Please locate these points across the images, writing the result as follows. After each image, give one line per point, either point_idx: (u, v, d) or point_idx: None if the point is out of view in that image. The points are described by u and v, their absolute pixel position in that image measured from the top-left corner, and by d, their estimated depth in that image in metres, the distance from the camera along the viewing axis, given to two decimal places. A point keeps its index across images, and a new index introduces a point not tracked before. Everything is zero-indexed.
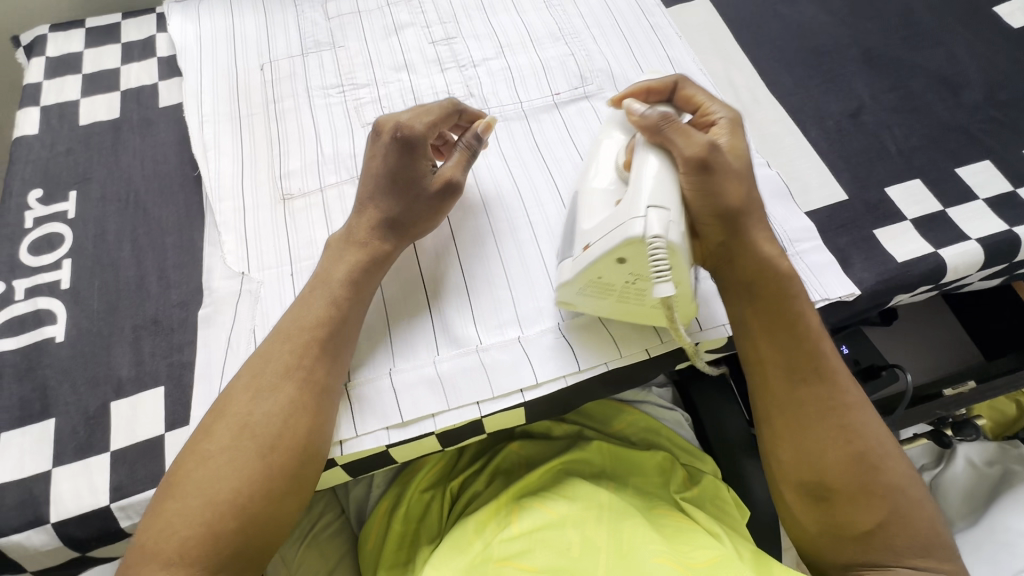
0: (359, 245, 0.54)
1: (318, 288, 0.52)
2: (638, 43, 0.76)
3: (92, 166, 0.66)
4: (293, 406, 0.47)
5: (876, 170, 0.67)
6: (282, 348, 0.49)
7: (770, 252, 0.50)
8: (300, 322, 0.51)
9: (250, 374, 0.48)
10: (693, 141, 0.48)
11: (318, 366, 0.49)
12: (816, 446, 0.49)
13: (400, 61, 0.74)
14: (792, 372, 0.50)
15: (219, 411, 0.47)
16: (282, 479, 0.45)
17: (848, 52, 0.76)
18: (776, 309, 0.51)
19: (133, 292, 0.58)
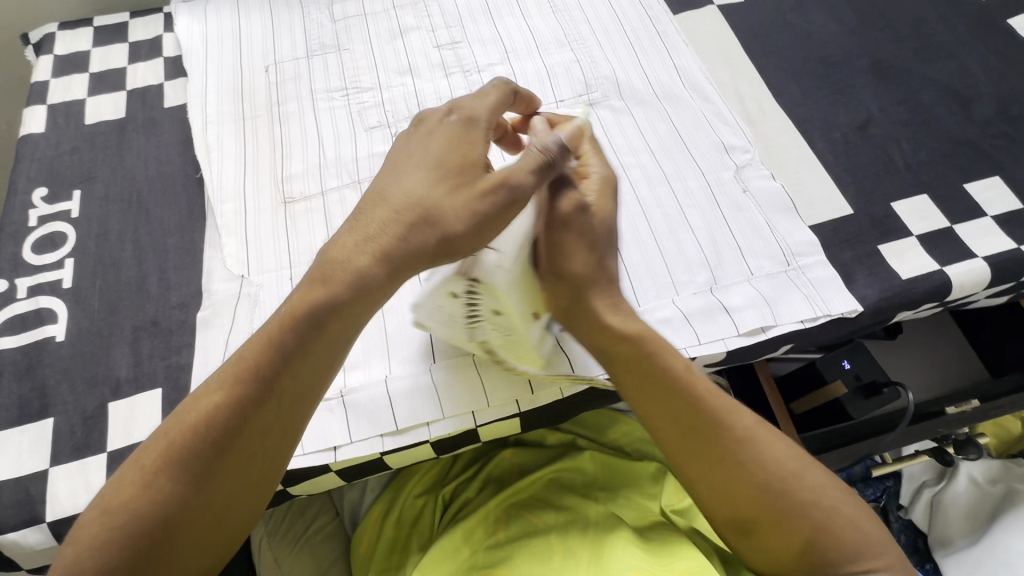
0: (354, 254, 0.43)
1: (286, 317, 0.43)
2: (644, 50, 0.75)
3: (97, 166, 0.66)
4: (212, 460, 0.41)
5: (882, 184, 0.66)
6: (209, 392, 0.42)
7: (614, 320, 0.50)
8: (241, 361, 0.42)
9: (169, 415, 0.43)
10: (530, 172, 0.43)
11: (252, 418, 0.42)
12: (721, 485, 0.48)
13: (405, 65, 0.73)
14: (683, 428, 0.49)
15: (134, 456, 0.42)
16: (191, 534, 0.41)
17: (857, 63, 0.75)
18: (647, 364, 0.50)
19: (133, 293, 0.59)
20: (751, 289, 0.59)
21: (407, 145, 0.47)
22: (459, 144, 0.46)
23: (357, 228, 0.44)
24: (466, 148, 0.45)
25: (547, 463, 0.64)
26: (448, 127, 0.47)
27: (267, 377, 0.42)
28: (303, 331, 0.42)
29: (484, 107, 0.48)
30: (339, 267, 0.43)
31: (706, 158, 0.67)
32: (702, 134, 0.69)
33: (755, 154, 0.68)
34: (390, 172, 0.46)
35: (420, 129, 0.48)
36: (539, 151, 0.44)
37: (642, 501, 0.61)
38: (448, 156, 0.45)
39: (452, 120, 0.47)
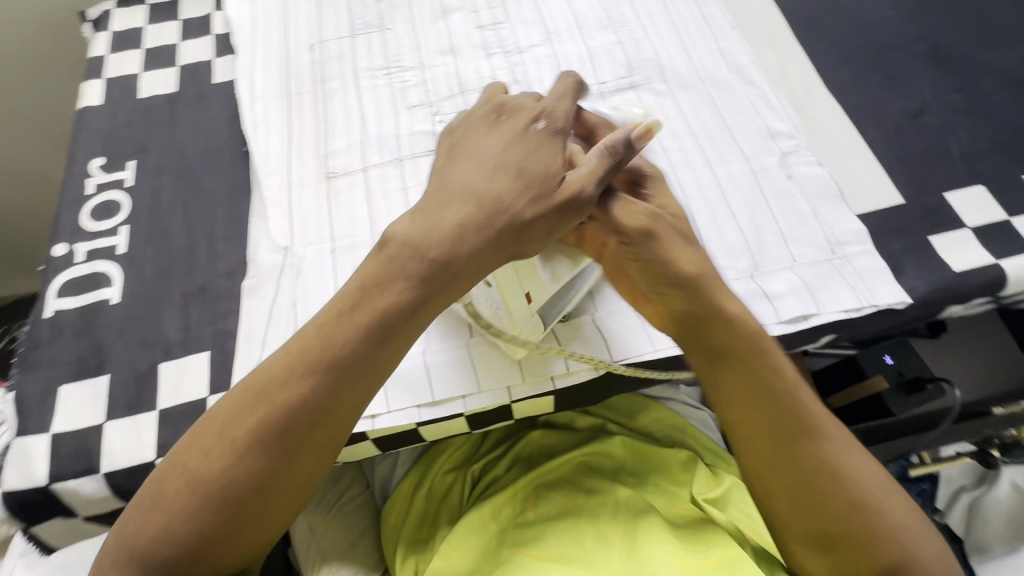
0: (438, 249, 0.44)
1: (361, 303, 0.44)
2: (689, 33, 0.74)
3: (149, 138, 0.69)
4: (296, 439, 0.42)
5: (935, 174, 0.64)
6: (294, 377, 0.43)
7: (736, 312, 0.49)
8: (324, 348, 0.43)
9: (246, 392, 0.43)
10: (583, 177, 0.45)
11: (335, 402, 0.43)
12: (807, 494, 0.47)
13: (447, 45, 0.74)
14: (777, 432, 0.48)
15: (215, 433, 0.42)
16: (272, 507, 0.43)
17: (913, 49, 0.72)
18: (753, 363, 0.49)
19: (183, 260, 0.61)
20: (794, 276, 0.58)
21: (493, 144, 0.47)
22: (541, 149, 0.47)
23: (433, 220, 0.44)
24: (552, 154, 0.47)
25: (576, 446, 0.64)
26: (534, 131, 0.47)
27: (351, 366, 0.43)
28: (388, 323, 0.44)
29: (568, 112, 0.49)
30: (424, 259, 0.44)
31: (750, 143, 0.66)
32: (747, 119, 0.67)
33: (801, 140, 0.66)
34: (475, 167, 0.46)
35: (506, 130, 0.48)
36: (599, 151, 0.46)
37: (671, 488, 0.61)
38: (533, 166, 0.46)
39: (540, 126, 0.48)
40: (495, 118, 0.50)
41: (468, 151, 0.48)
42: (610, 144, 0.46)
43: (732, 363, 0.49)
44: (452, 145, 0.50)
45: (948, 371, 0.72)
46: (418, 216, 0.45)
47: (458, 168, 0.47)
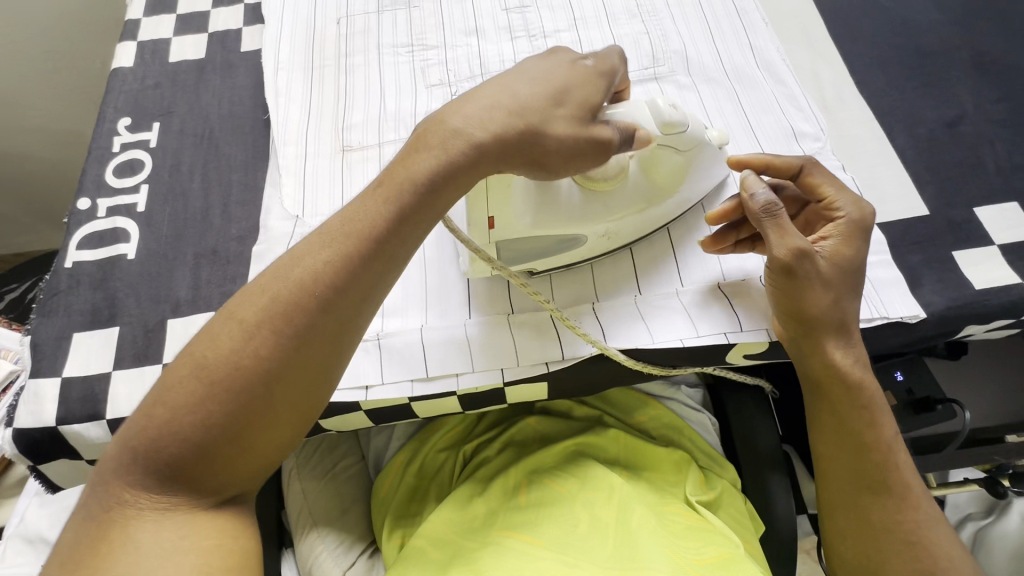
0: (475, 145, 0.42)
1: (389, 188, 0.43)
2: (719, 27, 0.72)
3: (175, 102, 0.70)
4: (305, 325, 0.40)
5: (966, 187, 0.61)
6: (310, 256, 0.41)
7: (844, 358, 0.51)
8: (348, 233, 0.42)
9: (260, 278, 0.42)
10: (614, 131, 0.46)
11: (348, 287, 0.41)
12: (873, 550, 0.50)
13: (472, 26, 0.73)
14: (856, 479, 0.51)
15: (226, 317, 0.40)
16: (282, 407, 0.40)
17: (955, 55, 0.69)
18: (852, 411, 0.51)
19: (199, 221, 0.62)
20: None
21: (535, 64, 0.46)
22: (583, 83, 0.46)
23: (468, 114, 0.43)
24: (588, 91, 0.46)
25: (570, 435, 0.64)
26: (580, 66, 0.46)
27: (371, 249, 0.41)
28: (412, 211, 0.42)
29: (617, 63, 0.48)
30: (461, 147, 0.42)
31: (772, 143, 0.64)
32: (771, 118, 0.65)
33: (827, 143, 0.64)
34: (511, 76, 0.46)
35: (553, 58, 0.47)
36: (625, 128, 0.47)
37: (663, 487, 0.60)
38: (573, 84, 0.45)
39: (586, 63, 0.47)
40: (545, 51, 0.48)
41: (503, 69, 0.47)
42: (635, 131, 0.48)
43: (831, 404, 0.52)
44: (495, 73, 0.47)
45: (962, 393, 0.69)
46: (452, 117, 0.44)
47: (495, 77, 0.46)
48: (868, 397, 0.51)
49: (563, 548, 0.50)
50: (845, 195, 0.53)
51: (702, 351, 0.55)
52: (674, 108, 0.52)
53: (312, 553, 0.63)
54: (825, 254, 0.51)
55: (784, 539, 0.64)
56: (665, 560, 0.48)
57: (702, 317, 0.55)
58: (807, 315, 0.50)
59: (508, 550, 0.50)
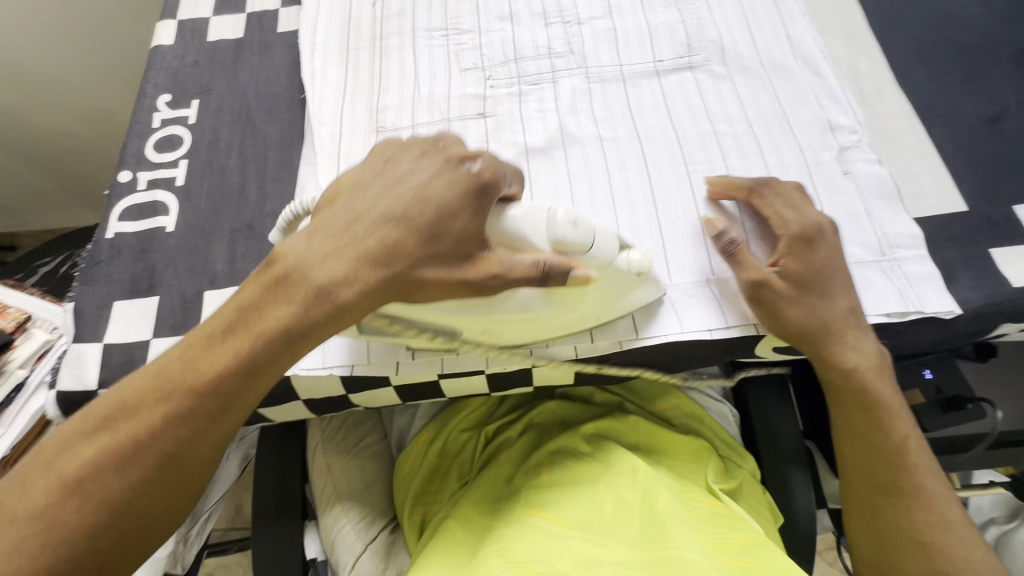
0: (331, 276, 0.43)
1: (240, 330, 0.43)
2: (756, 17, 0.71)
3: (214, 80, 0.72)
4: (136, 480, 0.41)
5: (1007, 184, 0.60)
6: (148, 406, 0.42)
7: (856, 362, 0.52)
8: (182, 378, 0.42)
9: (91, 422, 0.42)
10: (504, 269, 0.44)
11: (188, 442, 0.42)
12: (886, 550, 0.52)
13: (506, 11, 0.74)
14: (873, 483, 0.53)
15: (46, 461, 0.41)
16: (118, 556, 0.41)
17: (1000, 51, 0.67)
18: (869, 415, 0.52)
19: (235, 197, 0.63)
20: None
21: (416, 174, 0.47)
22: (462, 200, 0.45)
23: (336, 250, 0.44)
24: (467, 212, 0.45)
25: (591, 420, 0.64)
26: (467, 175, 0.46)
27: (213, 406, 0.42)
28: (256, 360, 0.43)
29: (501, 177, 0.46)
30: (314, 289, 0.43)
31: (807, 135, 0.63)
32: (807, 110, 0.65)
33: (863, 136, 0.63)
34: (386, 187, 0.46)
35: (437, 164, 0.47)
36: (529, 265, 0.45)
37: (685, 475, 0.60)
38: (452, 212, 0.45)
39: (473, 171, 0.46)
40: (431, 154, 0.48)
41: (381, 163, 0.48)
42: (543, 263, 0.45)
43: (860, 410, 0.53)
44: (376, 150, 0.50)
45: (993, 394, 0.68)
46: (324, 234, 0.44)
47: (374, 175, 0.47)
48: (888, 404, 0.52)
49: (588, 529, 0.51)
50: (797, 211, 0.55)
51: (731, 340, 0.55)
52: (575, 225, 0.46)
53: (334, 527, 0.65)
54: (786, 272, 0.53)
55: (802, 533, 0.64)
56: (691, 544, 0.48)
57: (732, 307, 0.55)
58: (783, 337, 0.52)
59: (532, 528, 0.51)
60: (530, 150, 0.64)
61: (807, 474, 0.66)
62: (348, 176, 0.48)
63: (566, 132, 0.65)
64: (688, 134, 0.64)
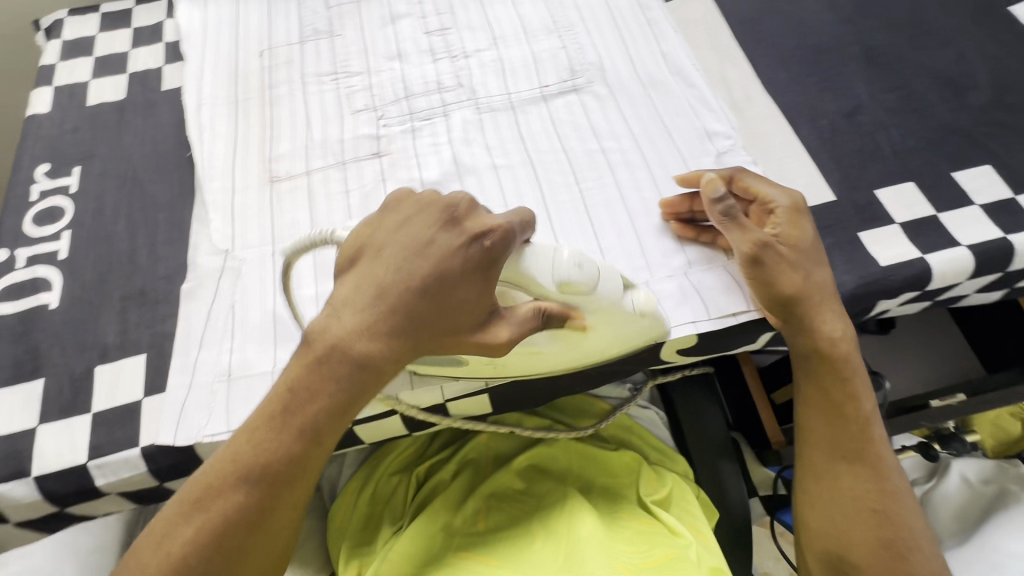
0: (369, 354, 0.43)
1: (296, 409, 0.44)
2: (632, 37, 0.75)
3: (96, 145, 0.69)
4: (230, 548, 0.43)
5: (868, 171, 0.65)
6: (229, 486, 0.43)
7: (833, 332, 0.53)
8: (256, 460, 0.43)
9: (183, 503, 0.44)
10: (514, 327, 0.44)
11: (271, 510, 0.44)
12: (842, 519, 0.51)
13: (394, 50, 0.75)
14: (839, 450, 0.53)
15: (154, 543, 0.44)
16: None
17: (850, 51, 0.74)
18: (840, 382, 0.53)
19: (125, 264, 0.61)
20: (726, 273, 0.58)
21: (433, 238, 0.44)
22: (473, 271, 0.43)
23: (366, 325, 0.43)
24: (481, 279, 0.43)
25: (522, 450, 0.65)
26: (476, 247, 0.43)
27: (286, 477, 0.44)
28: (318, 434, 0.44)
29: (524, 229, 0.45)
30: (354, 366, 0.43)
31: (687, 144, 0.67)
32: (685, 120, 0.69)
33: (738, 140, 0.67)
34: (402, 253, 0.44)
35: (453, 230, 0.44)
36: (530, 312, 0.45)
37: (616, 493, 0.60)
38: (465, 287, 0.43)
39: (484, 244, 0.43)
40: (447, 216, 0.45)
41: (395, 224, 0.45)
42: (544, 307, 0.45)
43: (828, 379, 0.54)
44: (387, 205, 0.46)
45: None
46: (354, 313, 0.43)
47: (388, 239, 0.45)
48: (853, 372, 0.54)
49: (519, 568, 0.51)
50: (781, 187, 0.57)
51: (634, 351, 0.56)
52: (581, 266, 0.45)
53: None
54: (782, 240, 0.54)
55: (738, 522, 0.66)
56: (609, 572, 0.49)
57: None
58: (781, 299, 0.52)
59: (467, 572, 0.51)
60: (426, 185, 0.64)
61: (735, 463, 0.69)
62: (360, 234, 0.46)
63: (460, 163, 0.66)
64: (578, 153, 0.67)
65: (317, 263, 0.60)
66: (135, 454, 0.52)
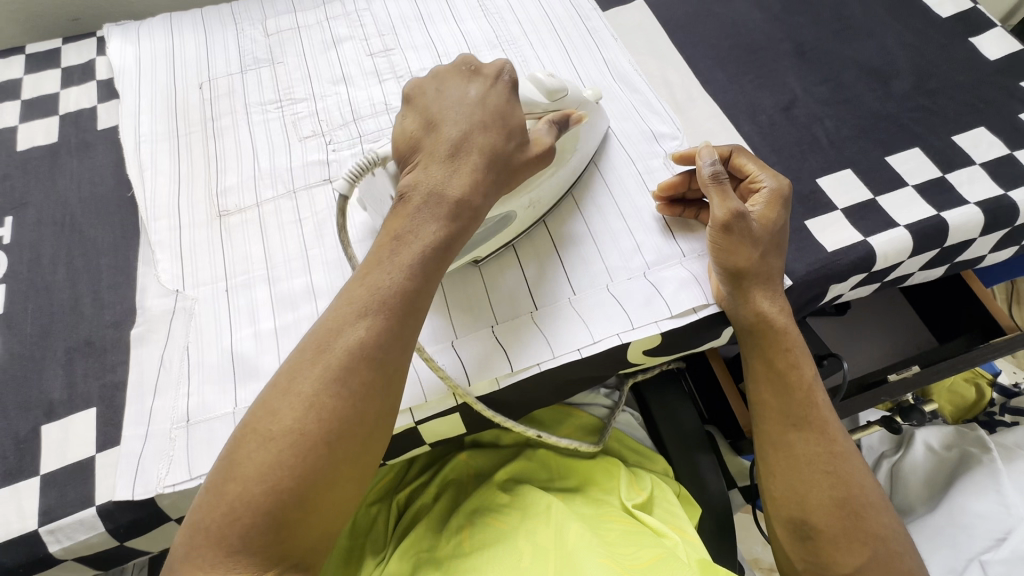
0: (463, 191, 0.45)
1: (398, 246, 0.44)
2: (574, 47, 0.77)
3: (28, 191, 0.66)
4: (359, 386, 0.40)
5: (808, 162, 0.68)
6: (350, 322, 0.41)
7: (769, 309, 0.54)
8: (372, 295, 0.42)
9: (304, 350, 0.41)
10: (548, 135, 0.52)
11: (393, 345, 0.42)
12: (799, 483, 0.51)
13: (339, 74, 0.74)
14: (786, 418, 0.53)
15: (279, 394, 0.40)
16: (351, 465, 0.40)
17: (781, 48, 0.77)
18: (780, 353, 0.54)
19: (67, 314, 0.59)
20: (683, 270, 0.59)
21: (469, 91, 0.49)
22: (511, 105, 0.49)
23: (455, 164, 0.46)
24: (517, 109, 0.49)
25: (502, 466, 0.64)
26: (507, 87, 0.50)
27: (404, 309, 0.42)
28: (428, 265, 0.44)
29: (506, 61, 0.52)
30: (451, 201, 0.45)
31: (635, 147, 0.68)
32: (631, 125, 0.70)
33: (683, 141, 0.69)
34: (453, 108, 0.48)
35: (479, 78, 0.50)
36: (547, 124, 0.53)
37: (598, 498, 0.59)
38: (515, 116, 0.49)
39: (511, 82, 0.50)
40: (472, 71, 0.51)
41: (434, 94, 0.50)
42: (552, 118, 0.53)
43: (766, 349, 0.55)
44: (409, 94, 0.50)
45: None
46: (437, 160, 0.46)
47: (433, 106, 0.49)
48: (790, 341, 0.54)
49: None
50: (770, 171, 0.58)
51: (600, 355, 0.56)
52: (552, 76, 0.54)
53: None
54: (755, 217, 0.56)
55: (723, 517, 0.64)
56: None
57: (599, 323, 0.56)
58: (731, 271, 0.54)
59: None
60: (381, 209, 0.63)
61: (714, 456, 0.68)
62: (407, 118, 0.49)
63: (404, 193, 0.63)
64: None
65: (274, 294, 0.59)
66: (91, 514, 0.49)
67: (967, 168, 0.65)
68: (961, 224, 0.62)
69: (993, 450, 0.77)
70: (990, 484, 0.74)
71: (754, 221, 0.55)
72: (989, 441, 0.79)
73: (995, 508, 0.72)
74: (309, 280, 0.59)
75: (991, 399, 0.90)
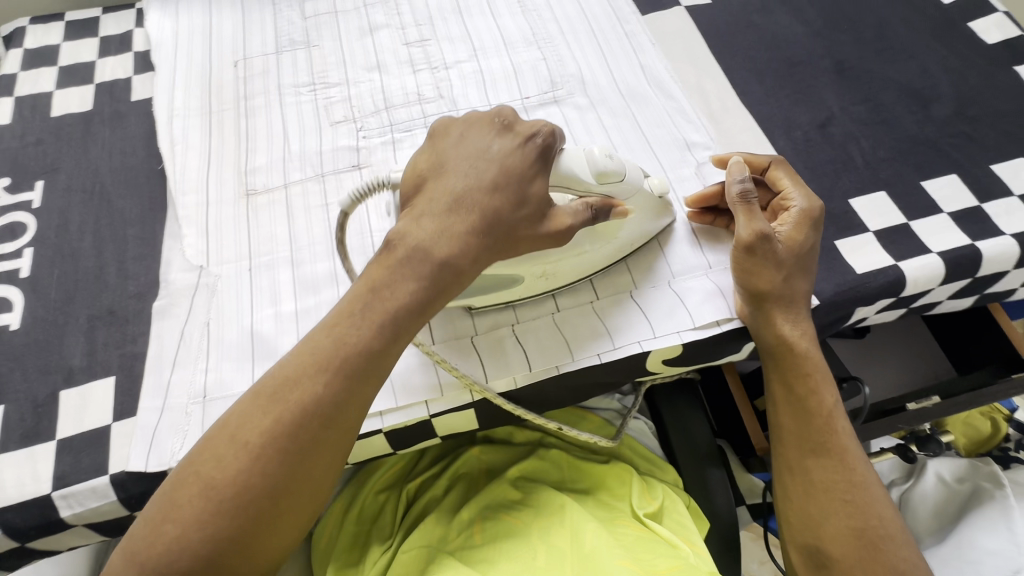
0: (449, 252, 0.45)
1: (372, 303, 0.44)
2: (611, 50, 0.76)
3: (60, 157, 0.67)
4: (308, 442, 0.41)
5: (842, 181, 0.67)
6: (309, 376, 0.42)
7: (792, 334, 0.53)
8: (336, 350, 0.43)
9: (258, 397, 0.42)
10: (572, 216, 0.48)
11: (347, 404, 0.42)
12: (816, 510, 0.50)
13: (373, 62, 0.74)
14: (805, 444, 0.53)
15: (227, 439, 0.41)
16: (287, 516, 0.41)
17: (821, 64, 0.76)
18: (801, 377, 0.53)
19: (91, 282, 0.59)
20: (708, 282, 0.58)
21: (491, 145, 0.48)
22: (534, 170, 0.48)
23: (445, 224, 0.45)
24: (541, 176, 0.48)
25: (515, 463, 0.63)
26: (532, 147, 0.48)
27: (364, 370, 0.43)
28: (398, 328, 0.44)
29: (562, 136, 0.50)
30: (433, 262, 0.45)
31: (666, 154, 0.68)
32: (664, 132, 0.69)
33: (717, 151, 0.68)
34: (467, 163, 0.47)
35: (507, 135, 0.49)
36: (580, 206, 0.49)
37: (609, 502, 0.59)
38: (533, 182, 0.47)
39: (538, 143, 0.48)
40: (498, 125, 0.49)
41: (455, 141, 0.49)
42: (590, 202, 0.50)
43: (786, 374, 0.54)
44: (433, 134, 0.50)
45: None
46: (431, 216, 0.46)
47: (449, 155, 0.48)
48: (812, 366, 0.54)
49: None
50: (802, 189, 0.57)
51: (619, 362, 0.55)
52: (610, 158, 0.51)
53: None
54: (782, 239, 0.55)
55: (731, 532, 0.64)
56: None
57: (622, 332, 0.56)
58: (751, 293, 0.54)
59: None
60: None
61: (724, 471, 0.67)
62: (420, 160, 0.49)
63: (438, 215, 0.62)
64: None
65: (296, 278, 0.58)
66: (103, 483, 0.49)
67: (1005, 198, 0.64)
68: (995, 255, 0.61)
69: (1006, 487, 0.76)
70: (1002, 521, 0.73)
71: (780, 242, 0.54)
72: (1002, 476, 0.78)
73: (1006, 545, 0.70)
74: (332, 266, 0.59)
75: (1007, 435, 0.88)
